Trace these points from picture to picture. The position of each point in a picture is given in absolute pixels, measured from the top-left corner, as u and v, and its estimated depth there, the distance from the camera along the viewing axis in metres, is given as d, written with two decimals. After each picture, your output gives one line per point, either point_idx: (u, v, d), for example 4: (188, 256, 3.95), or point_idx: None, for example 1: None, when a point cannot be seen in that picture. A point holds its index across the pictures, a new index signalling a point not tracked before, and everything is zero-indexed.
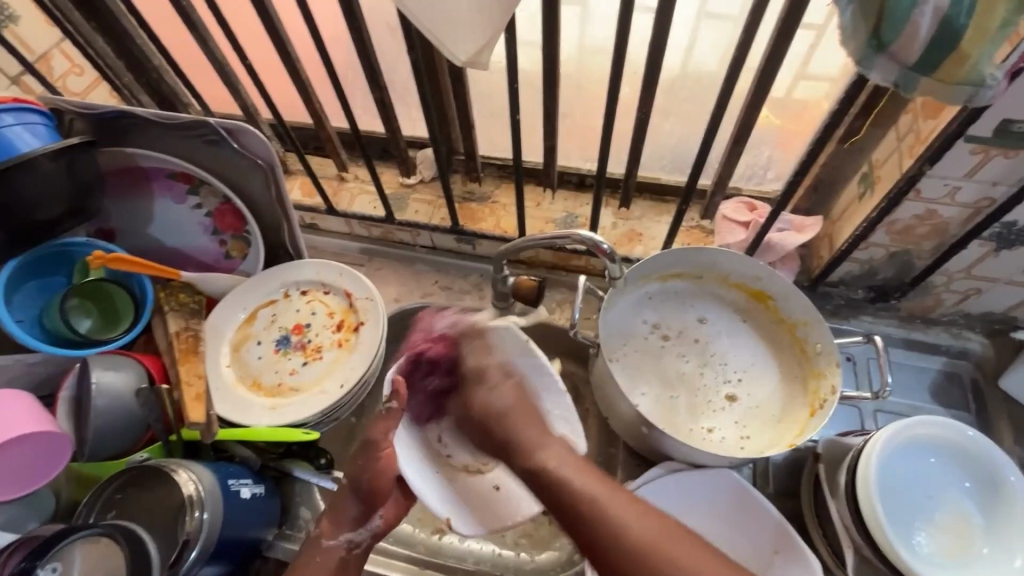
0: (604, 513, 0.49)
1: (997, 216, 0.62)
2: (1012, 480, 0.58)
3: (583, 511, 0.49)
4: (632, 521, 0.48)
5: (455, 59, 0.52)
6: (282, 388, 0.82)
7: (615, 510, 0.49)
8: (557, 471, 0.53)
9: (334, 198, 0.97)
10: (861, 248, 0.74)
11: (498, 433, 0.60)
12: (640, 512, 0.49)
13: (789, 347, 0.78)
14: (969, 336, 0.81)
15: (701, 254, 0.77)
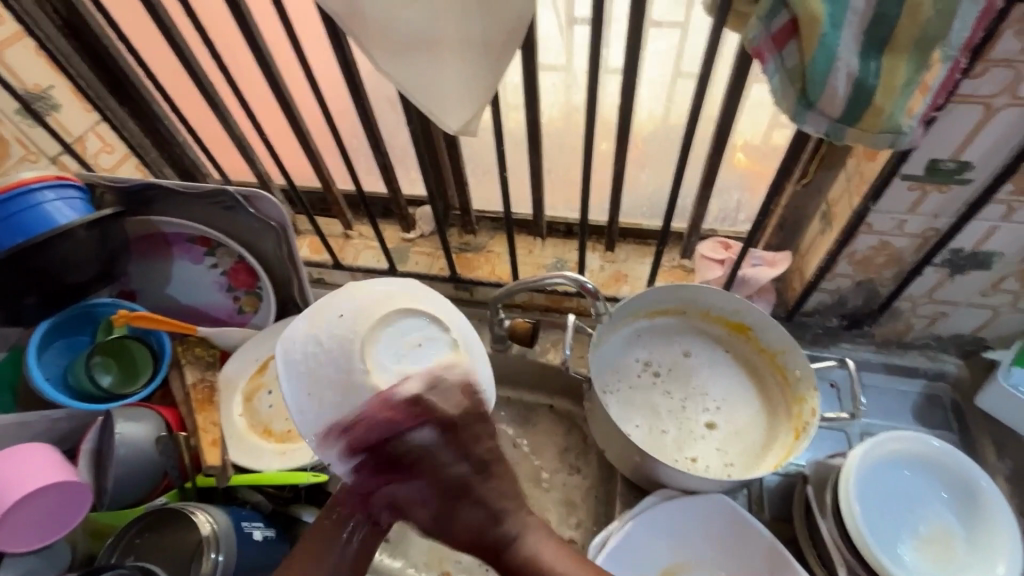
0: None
1: (943, 244, 0.69)
2: (985, 485, 0.62)
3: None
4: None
5: (450, 129, 0.60)
6: (292, 433, 0.86)
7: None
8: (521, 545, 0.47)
9: (340, 253, 1.04)
10: (828, 279, 0.80)
11: (473, 526, 0.46)
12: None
13: (770, 375, 0.82)
14: (944, 358, 0.85)
15: (683, 291, 0.83)
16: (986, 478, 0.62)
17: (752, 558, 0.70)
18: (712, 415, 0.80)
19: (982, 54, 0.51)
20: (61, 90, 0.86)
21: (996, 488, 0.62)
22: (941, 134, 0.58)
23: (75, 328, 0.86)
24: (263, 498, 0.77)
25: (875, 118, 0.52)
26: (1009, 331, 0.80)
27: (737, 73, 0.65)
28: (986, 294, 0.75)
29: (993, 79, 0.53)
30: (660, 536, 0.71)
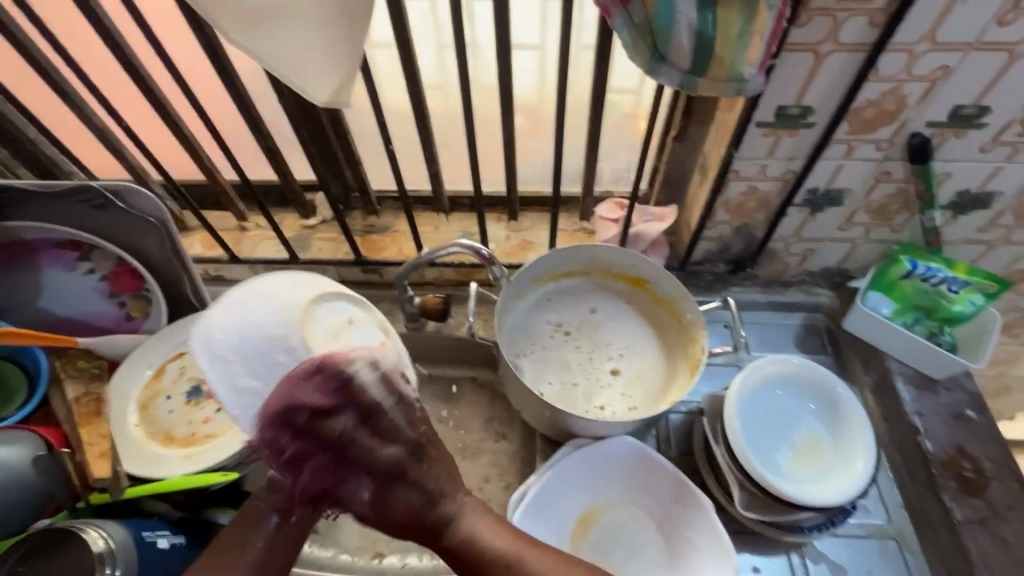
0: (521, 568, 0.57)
1: (800, 184, 0.75)
2: (841, 393, 0.69)
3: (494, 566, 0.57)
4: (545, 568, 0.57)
5: (318, 102, 0.59)
6: (196, 437, 0.79)
7: (524, 557, 0.57)
8: (456, 526, 0.58)
9: (237, 247, 0.99)
10: (711, 227, 0.86)
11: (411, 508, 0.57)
12: (543, 558, 0.57)
13: (669, 320, 0.88)
14: (818, 292, 0.94)
15: (581, 251, 0.87)
16: (845, 388, 0.69)
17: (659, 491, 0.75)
18: (616, 364, 0.85)
19: (804, 3, 0.57)
20: None
21: (854, 397, 0.70)
22: (783, 81, 0.64)
23: None
24: (167, 507, 0.73)
25: (719, 67, 0.56)
26: (866, 261, 0.89)
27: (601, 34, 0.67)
28: (843, 228, 0.84)
29: (817, 27, 0.59)
30: (573, 484, 0.75)
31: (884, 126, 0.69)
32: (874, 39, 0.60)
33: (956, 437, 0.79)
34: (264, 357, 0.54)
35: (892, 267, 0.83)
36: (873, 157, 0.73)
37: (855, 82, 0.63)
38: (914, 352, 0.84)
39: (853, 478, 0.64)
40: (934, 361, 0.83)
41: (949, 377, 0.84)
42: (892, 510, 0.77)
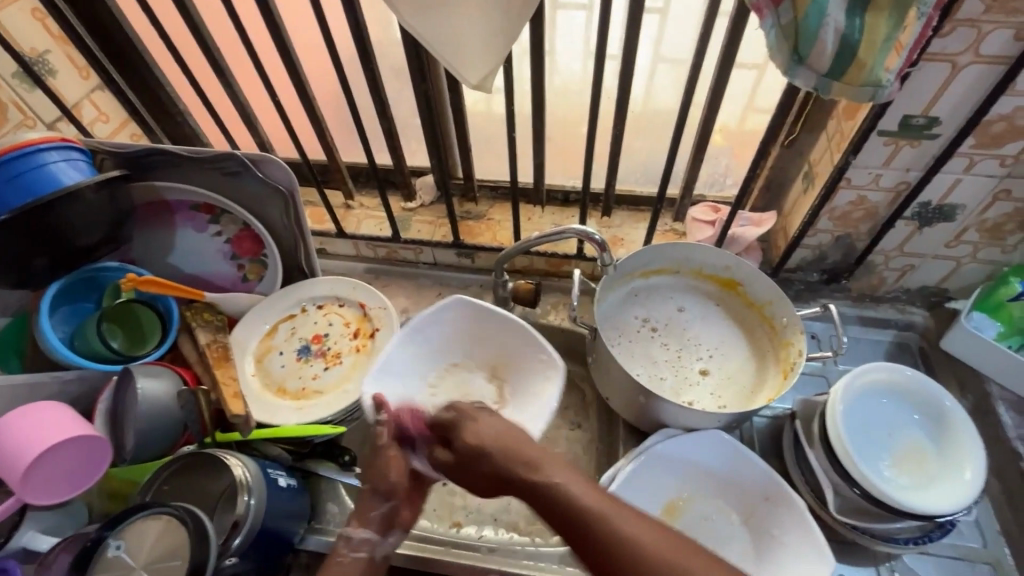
0: (645, 555, 0.49)
1: (913, 196, 0.75)
2: (948, 404, 0.68)
3: (582, 525, 0.52)
4: (660, 548, 0.50)
5: (468, 84, 0.63)
6: (306, 391, 0.85)
7: (618, 525, 0.51)
8: (561, 488, 0.55)
9: (342, 222, 1.07)
10: (811, 235, 0.86)
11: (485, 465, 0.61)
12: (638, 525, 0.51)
13: (759, 325, 0.89)
14: (912, 310, 0.94)
15: (678, 249, 0.89)
16: (950, 399, 0.68)
17: (749, 487, 0.75)
18: (704, 364, 0.86)
19: (951, 13, 0.58)
20: (58, 55, 0.83)
21: (960, 409, 0.68)
22: (914, 90, 0.65)
23: (81, 293, 0.86)
24: (282, 451, 0.78)
25: (858, 71, 0.57)
26: (969, 281, 0.88)
27: (730, 37, 0.70)
28: (950, 245, 0.83)
29: (959, 38, 0.60)
30: (665, 462, 0.77)
31: (1013, 142, 0.68)
32: (1018, 52, 0.60)
33: None
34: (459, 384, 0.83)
35: (1001, 288, 0.82)
36: (995, 173, 0.72)
37: (989, 95, 0.64)
38: (1019, 377, 0.82)
39: (957, 488, 0.63)
40: None
41: None
42: (987, 534, 0.75)
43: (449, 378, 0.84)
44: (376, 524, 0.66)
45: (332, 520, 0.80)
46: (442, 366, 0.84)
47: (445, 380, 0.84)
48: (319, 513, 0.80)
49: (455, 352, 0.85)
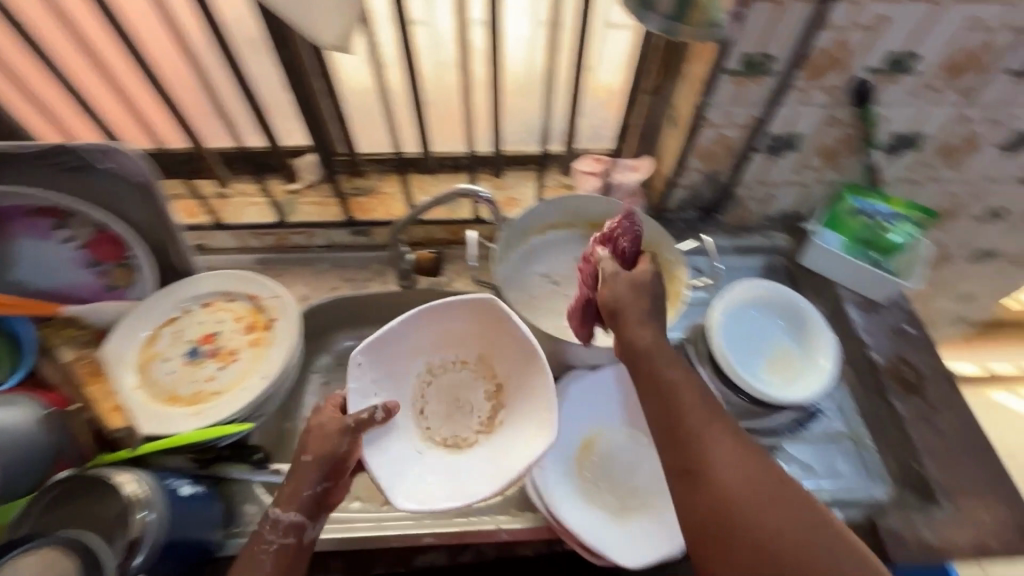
0: (716, 457, 0.52)
1: (762, 128, 0.84)
2: (804, 306, 0.78)
3: (670, 416, 0.56)
4: (726, 459, 0.52)
5: (327, 45, 0.60)
6: (202, 395, 0.79)
7: (698, 425, 0.55)
8: (667, 374, 0.59)
9: (220, 213, 0.99)
10: (684, 175, 0.93)
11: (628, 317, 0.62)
12: (724, 440, 0.53)
13: (650, 265, 0.95)
14: (775, 235, 1.05)
15: (568, 202, 0.92)
16: (807, 304, 0.77)
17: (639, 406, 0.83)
18: None
19: None
20: None
21: (815, 311, 0.78)
22: (749, 29, 0.71)
23: None
24: (184, 460, 0.73)
25: (698, 12, 0.61)
26: (817, 203, 1.00)
27: None
28: (798, 171, 0.94)
29: None
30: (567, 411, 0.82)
31: (834, 72, 0.77)
32: None
33: (897, 348, 0.90)
34: (446, 395, 0.79)
35: (839, 204, 0.95)
36: (824, 103, 0.82)
37: (809, 30, 0.72)
38: (861, 280, 0.95)
39: (817, 375, 0.74)
40: (876, 286, 0.94)
41: (889, 300, 0.95)
42: (847, 415, 0.86)
43: (454, 376, 0.80)
44: (307, 507, 0.60)
45: (251, 520, 0.76)
46: (453, 365, 0.80)
47: (446, 380, 0.80)
48: (236, 516, 0.76)
49: (468, 353, 0.80)
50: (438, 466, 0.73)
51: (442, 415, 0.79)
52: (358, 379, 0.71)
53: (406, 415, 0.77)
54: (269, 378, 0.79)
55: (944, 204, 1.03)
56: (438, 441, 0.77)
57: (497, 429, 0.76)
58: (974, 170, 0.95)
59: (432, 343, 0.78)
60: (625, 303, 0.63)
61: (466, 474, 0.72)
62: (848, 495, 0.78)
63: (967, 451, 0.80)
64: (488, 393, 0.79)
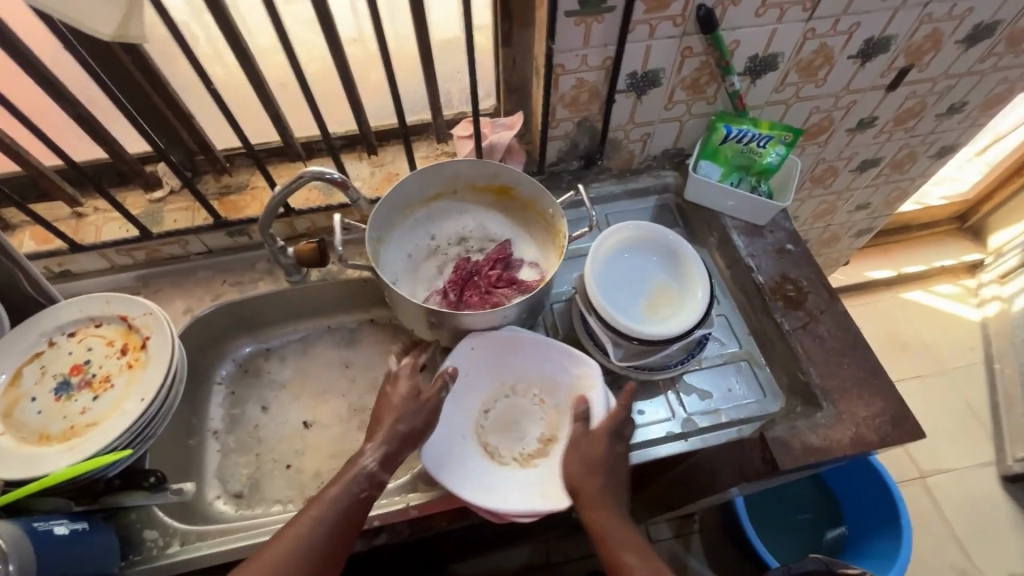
0: None
1: (618, 67, 0.82)
2: (678, 242, 0.79)
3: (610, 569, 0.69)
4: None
5: (104, 35, 0.55)
6: (76, 429, 0.74)
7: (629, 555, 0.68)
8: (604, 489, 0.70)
9: (77, 235, 0.92)
10: (555, 126, 0.92)
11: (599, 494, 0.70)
12: (633, 545, 0.69)
13: (539, 222, 0.94)
14: (664, 173, 1.06)
15: (444, 170, 0.90)
16: (673, 232, 0.80)
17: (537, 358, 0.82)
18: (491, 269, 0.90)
19: None
20: None
21: (681, 239, 0.80)
22: None
23: None
24: (64, 499, 0.69)
25: None
26: (695, 136, 1.01)
27: None
28: (668, 107, 0.94)
29: None
30: (476, 368, 0.81)
31: (674, 2, 0.76)
32: None
33: (781, 267, 0.93)
34: (505, 416, 0.81)
35: (713, 135, 0.95)
36: (674, 34, 0.81)
37: None
38: (741, 207, 0.96)
39: (692, 307, 0.75)
40: (758, 211, 0.96)
41: (771, 222, 0.97)
42: (740, 336, 0.91)
43: (525, 406, 0.82)
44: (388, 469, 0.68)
45: (152, 547, 0.73)
46: (529, 399, 0.82)
47: (515, 407, 0.82)
48: (134, 544, 0.73)
49: (548, 393, 0.82)
50: (472, 465, 0.75)
51: (499, 432, 0.80)
52: (460, 355, 0.80)
53: (463, 420, 0.80)
54: (148, 399, 0.75)
55: (815, 120, 1.05)
56: (490, 453, 0.78)
57: (531, 470, 0.77)
58: (835, 82, 0.97)
59: (525, 364, 0.83)
60: (613, 464, 0.72)
61: (494, 487, 0.73)
62: (746, 415, 0.84)
63: (844, 353, 0.84)
64: (544, 435, 0.80)
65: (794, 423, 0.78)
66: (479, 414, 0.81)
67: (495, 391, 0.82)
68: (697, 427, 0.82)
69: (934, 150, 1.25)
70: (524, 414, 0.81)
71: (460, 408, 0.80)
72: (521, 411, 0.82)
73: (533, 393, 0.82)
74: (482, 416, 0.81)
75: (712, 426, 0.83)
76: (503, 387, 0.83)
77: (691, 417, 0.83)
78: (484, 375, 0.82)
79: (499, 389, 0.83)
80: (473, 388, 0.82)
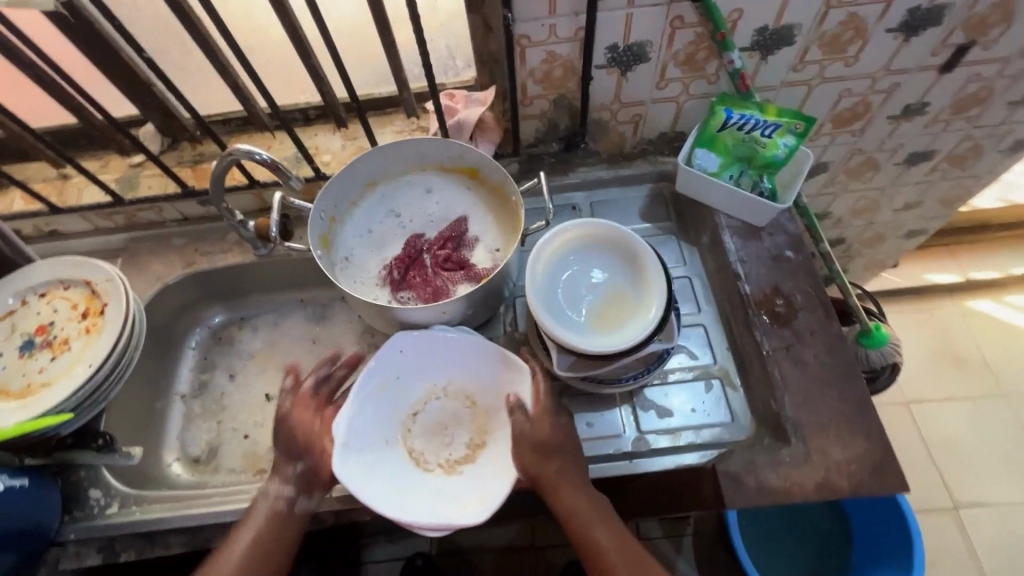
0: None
1: (591, 39, 0.73)
2: (644, 249, 0.71)
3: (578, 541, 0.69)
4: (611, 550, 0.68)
5: None
6: (32, 387, 0.78)
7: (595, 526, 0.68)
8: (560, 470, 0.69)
9: (61, 197, 0.95)
10: (528, 103, 0.84)
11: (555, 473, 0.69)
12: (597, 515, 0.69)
13: (504, 206, 0.86)
14: (662, 159, 0.95)
15: (405, 146, 0.84)
16: (633, 232, 0.72)
17: (470, 360, 0.80)
18: (441, 250, 0.84)
19: None
20: None
21: (642, 239, 0.72)
22: None
23: None
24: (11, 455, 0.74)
25: None
26: (697, 120, 0.89)
27: None
28: (660, 86, 0.82)
29: None
30: (406, 367, 0.80)
31: None
32: None
33: (776, 276, 0.82)
34: (433, 419, 0.80)
35: (711, 121, 0.83)
36: (657, 0, 0.70)
37: None
38: (738, 205, 0.84)
39: (643, 323, 0.67)
40: (757, 210, 0.83)
41: (773, 223, 0.85)
42: (717, 351, 0.82)
43: (455, 410, 0.80)
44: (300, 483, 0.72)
45: (94, 506, 0.77)
46: (459, 402, 0.81)
47: (444, 410, 0.81)
48: (79, 501, 0.77)
49: (479, 397, 0.80)
50: (392, 469, 0.74)
51: (425, 436, 0.79)
52: (387, 354, 0.78)
53: (387, 421, 0.78)
54: (95, 365, 0.77)
55: (846, 104, 0.90)
56: (412, 458, 0.77)
57: (453, 478, 0.75)
58: (870, 60, 0.81)
59: (457, 366, 0.81)
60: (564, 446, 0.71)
61: (409, 494, 0.72)
62: (708, 440, 0.75)
63: (831, 384, 0.73)
64: (472, 441, 0.78)
65: (753, 458, 0.70)
66: (406, 417, 0.80)
67: (424, 393, 0.81)
68: (650, 449, 0.74)
69: (1008, 142, 1.04)
70: (453, 418, 0.80)
71: (384, 410, 0.78)
72: (450, 416, 0.80)
73: (464, 396, 0.81)
74: (409, 419, 0.79)
75: (668, 448, 0.74)
76: (433, 389, 0.81)
77: (644, 436, 0.75)
78: (413, 375, 0.80)
79: (429, 391, 0.81)
80: (401, 388, 0.80)
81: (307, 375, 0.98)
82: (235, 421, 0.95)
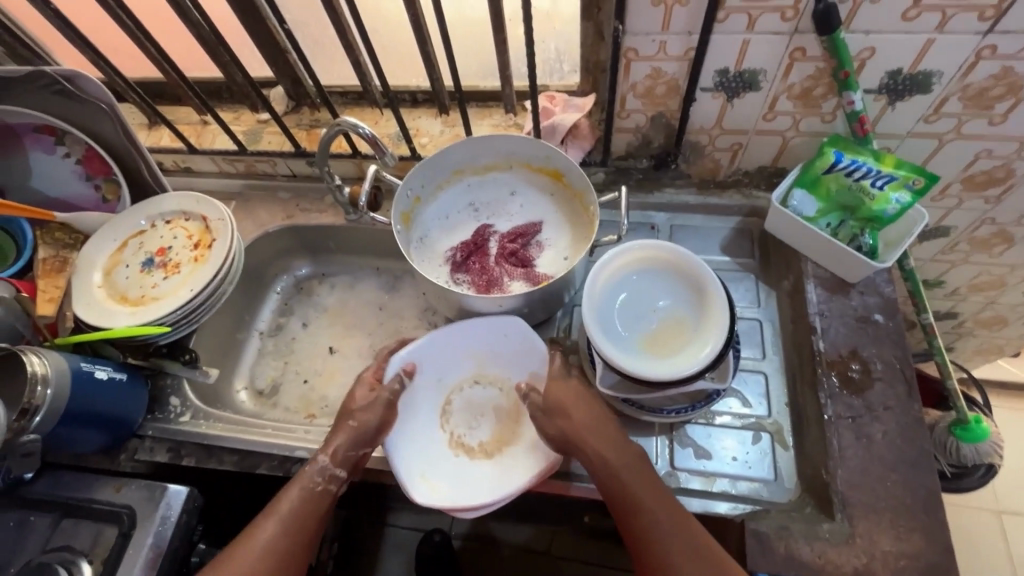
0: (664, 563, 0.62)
1: (700, 60, 0.71)
2: (713, 285, 0.69)
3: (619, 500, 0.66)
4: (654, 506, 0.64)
5: None
6: (145, 298, 0.91)
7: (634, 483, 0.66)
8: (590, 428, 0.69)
9: (198, 140, 1.08)
10: (625, 116, 0.83)
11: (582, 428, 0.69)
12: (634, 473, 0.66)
13: (580, 216, 0.87)
14: (757, 194, 0.90)
15: (500, 141, 0.87)
16: (705, 263, 0.70)
17: (531, 373, 0.81)
18: (508, 244, 0.87)
19: None
20: None
21: (714, 272, 0.70)
22: None
23: None
24: (118, 352, 0.86)
25: None
26: (803, 158, 0.84)
27: None
28: (767, 118, 0.78)
29: None
30: (483, 344, 0.83)
31: None
32: None
33: (857, 340, 0.75)
34: (475, 403, 0.84)
35: (817, 161, 0.77)
36: (779, 29, 0.66)
37: None
38: (831, 255, 0.79)
39: (695, 357, 0.65)
40: (850, 264, 0.77)
41: (866, 282, 0.79)
42: (774, 404, 0.77)
43: (500, 409, 0.83)
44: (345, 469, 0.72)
45: (172, 411, 0.89)
46: (506, 406, 0.83)
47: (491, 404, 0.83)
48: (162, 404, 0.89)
49: (521, 420, 0.81)
50: (421, 405, 0.82)
51: (464, 405, 0.83)
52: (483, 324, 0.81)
53: (446, 370, 0.84)
54: (195, 291, 0.88)
55: (983, 167, 0.80)
56: (441, 410, 0.83)
57: (444, 452, 0.80)
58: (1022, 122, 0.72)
59: (523, 373, 0.82)
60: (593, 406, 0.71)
61: (406, 431, 0.79)
62: (744, 493, 0.71)
63: (894, 467, 0.67)
64: (487, 440, 0.81)
65: (788, 524, 0.66)
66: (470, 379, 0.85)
67: (493, 376, 0.84)
68: (679, 487, 0.72)
69: None
70: (491, 417, 0.82)
71: (448, 361, 0.84)
72: (489, 409, 0.83)
73: (513, 408, 0.82)
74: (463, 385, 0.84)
75: (699, 490, 0.71)
76: (496, 378, 0.84)
77: (677, 473, 0.72)
78: (487, 356, 0.84)
79: (492, 377, 0.84)
80: (471, 357, 0.84)
81: (368, 338, 1.04)
82: (299, 365, 1.03)
